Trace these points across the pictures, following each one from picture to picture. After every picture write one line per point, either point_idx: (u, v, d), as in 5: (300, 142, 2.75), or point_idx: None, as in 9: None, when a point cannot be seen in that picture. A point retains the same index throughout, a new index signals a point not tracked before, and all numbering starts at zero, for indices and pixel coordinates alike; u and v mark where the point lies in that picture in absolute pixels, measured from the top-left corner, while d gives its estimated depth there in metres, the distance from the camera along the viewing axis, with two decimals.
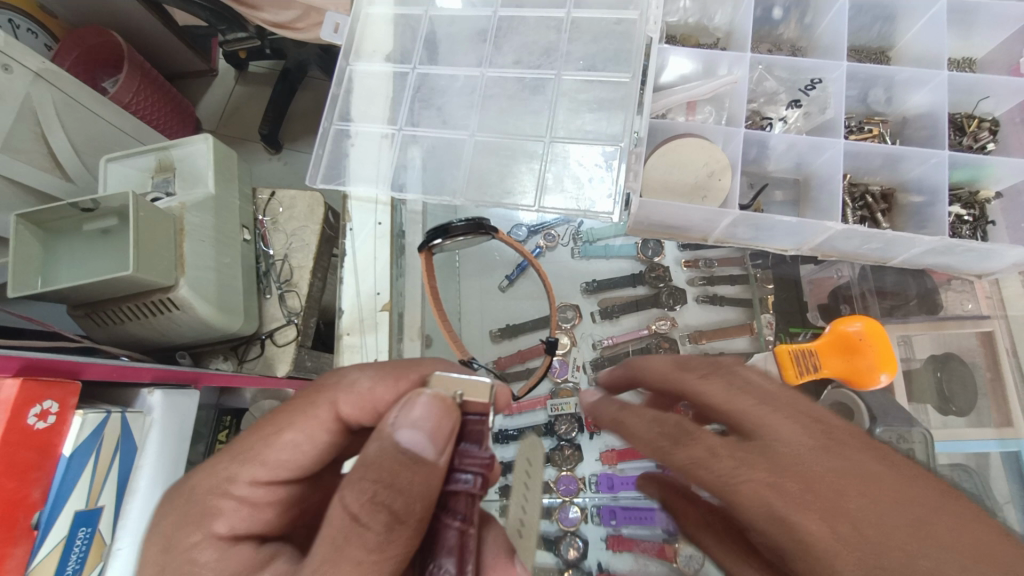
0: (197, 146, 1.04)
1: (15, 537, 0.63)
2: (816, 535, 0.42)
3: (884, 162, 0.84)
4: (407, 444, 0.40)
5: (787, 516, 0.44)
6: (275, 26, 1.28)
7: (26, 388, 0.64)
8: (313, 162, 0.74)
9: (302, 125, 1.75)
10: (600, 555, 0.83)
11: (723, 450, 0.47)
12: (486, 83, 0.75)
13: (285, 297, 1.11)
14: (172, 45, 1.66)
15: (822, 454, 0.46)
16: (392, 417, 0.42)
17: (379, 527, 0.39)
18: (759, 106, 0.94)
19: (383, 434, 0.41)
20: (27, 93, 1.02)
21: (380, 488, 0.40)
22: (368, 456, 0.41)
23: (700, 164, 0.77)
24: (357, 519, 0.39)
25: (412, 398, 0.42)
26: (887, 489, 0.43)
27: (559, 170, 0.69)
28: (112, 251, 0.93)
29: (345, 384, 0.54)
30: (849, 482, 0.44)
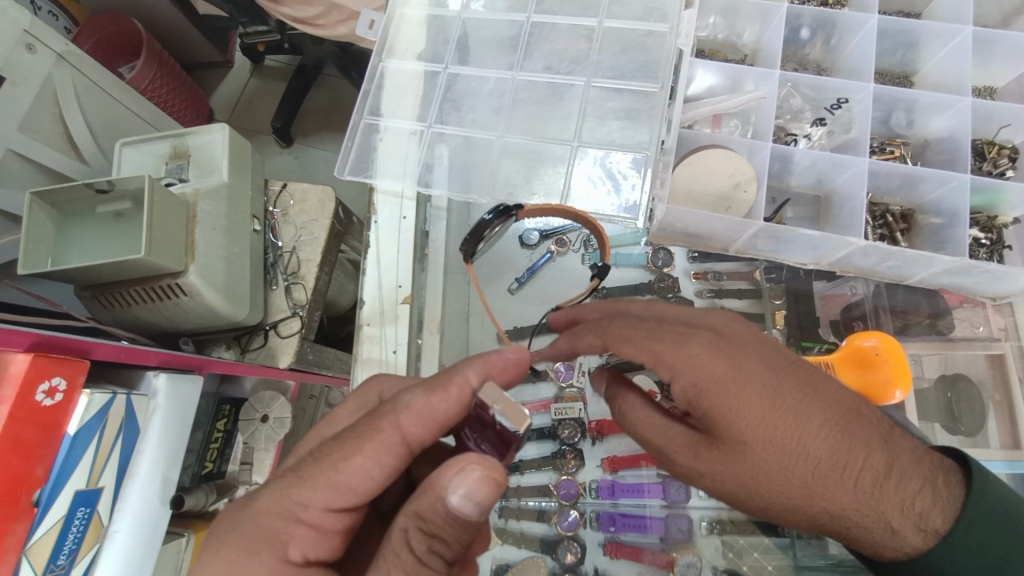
0: (213, 134, 1.05)
1: (17, 513, 0.63)
2: (762, 412, 0.48)
3: (904, 183, 0.86)
4: (463, 508, 0.43)
5: (732, 407, 0.48)
6: (295, 21, 1.29)
7: (37, 363, 0.64)
8: (342, 154, 0.74)
9: (318, 120, 1.76)
10: (598, 560, 0.83)
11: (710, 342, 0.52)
12: (515, 86, 0.76)
13: (290, 289, 1.11)
14: (192, 35, 1.67)
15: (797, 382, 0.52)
16: (445, 478, 0.43)
17: (435, 564, 0.46)
18: (784, 122, 0.95)
19: (432, 493, 0.43)
20: (49, 74, 1.03)
21: (434, 536, 0.45)
22: (422, 509, 0.44)
23: (725, 176, 0.78)
24: (421, 563, 0.45)
25: (464, 470, 0.42)
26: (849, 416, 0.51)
27: (582, 176, 0.70)
28: (124, 234, 0.93)
29: (397, 405, 0.50)
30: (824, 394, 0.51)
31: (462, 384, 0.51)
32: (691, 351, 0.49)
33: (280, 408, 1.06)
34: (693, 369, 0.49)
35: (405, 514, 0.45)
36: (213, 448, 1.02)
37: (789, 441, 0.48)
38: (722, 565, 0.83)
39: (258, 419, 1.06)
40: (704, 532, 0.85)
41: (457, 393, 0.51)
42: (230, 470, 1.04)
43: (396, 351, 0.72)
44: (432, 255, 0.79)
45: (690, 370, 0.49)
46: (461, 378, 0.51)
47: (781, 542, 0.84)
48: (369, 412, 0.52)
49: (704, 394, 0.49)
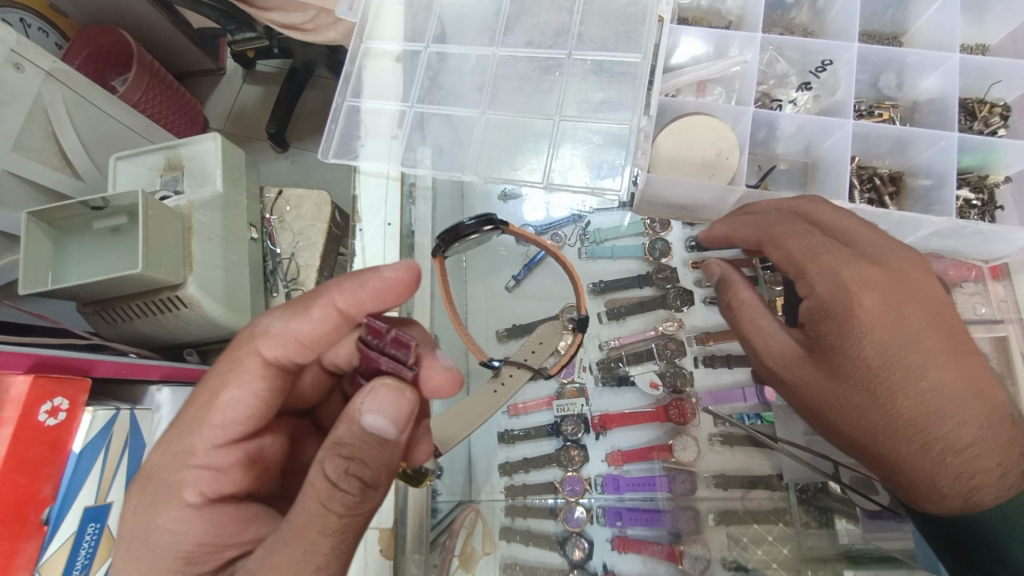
0: (205, 144, 1.04)
1: (26, 532, 0.63)
2: (882, 312, 0.57)
3: (893, 145, 0.84)
4: (378, 423, 0.46)
5: (863, 300, 0.57)
6: (284, 27, 1.27)
7: (38, 385, 0.64)
8: (326, 138, 0.75)
9: (311, 123, 1.75)
10: (606, 556, 0.83)
11: (862, 270, 0.58)
12: (496, 62, 0.75)
13: (291, 296, 1.12)
14: (181, 42, 1.66)
15: (896, 308, 0.57)
16: (359, 399, 0.47)
17: (355, 487, 0.45)
18: (770, 88, 0.94)
19: (349, 415, 0.47)
20: (39, 92, 1.03)
21: (351, 459, 0.46)
22: (339, 436, 0.47)
23: (709, 143, 0.77)
24: (333, 487, 0.45)
25: (367, 388, 0.48)
26: (925, 345, 0.56)
27: (567, 154, 0.70)
28: (121, 249, 0.93)
29: (259, 330, 0.59)
30: (906, 312, 0.57)
31: (325, 304, 0.58)
32: (841, 257, 0.59)
33: None
34: (822, 270, 0.59)
35: (324, 445, 0.47)
36: None
37: (892, 333, 0.56)
38: (730, 557, 0.82)
39: None
40: (711, 524, 0.84)
41: (324, 307, 0.58)
42: None
43: None
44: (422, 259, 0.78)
45: (846, 269, 0.58)
46: (322, 300, 0.58)
47: (786, 532, 0.83)
48: (238, 341, 0.60)
49: (878, 287, 0.57)
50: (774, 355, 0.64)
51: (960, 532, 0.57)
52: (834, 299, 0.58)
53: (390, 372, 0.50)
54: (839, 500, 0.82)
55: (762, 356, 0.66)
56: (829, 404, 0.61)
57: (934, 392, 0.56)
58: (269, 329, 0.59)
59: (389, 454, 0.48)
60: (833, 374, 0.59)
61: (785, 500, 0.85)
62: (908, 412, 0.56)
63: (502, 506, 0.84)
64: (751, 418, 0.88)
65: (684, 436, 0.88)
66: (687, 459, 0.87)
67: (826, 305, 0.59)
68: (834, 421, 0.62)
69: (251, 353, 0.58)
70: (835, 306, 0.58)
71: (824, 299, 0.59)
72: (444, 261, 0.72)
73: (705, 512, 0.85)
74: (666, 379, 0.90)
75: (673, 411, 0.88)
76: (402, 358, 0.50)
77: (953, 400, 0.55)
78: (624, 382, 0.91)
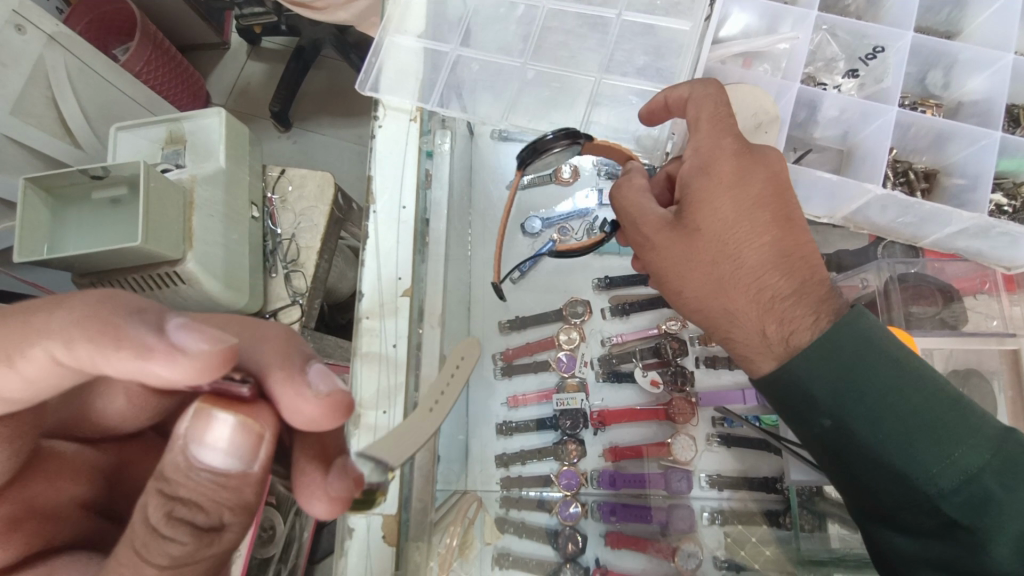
0: (210, 119, 1.02)
1: None
2: (762, 194, 0.63)
3: (932, 140, 0.85)
4: (211, 458, 0.39)
5: (741, 174, 0.63)
6: (294, 5, 1.25)
7: None
8: (366, 69, 0.79)
9: (315, 103, 1.72)
10: (599, 551, 0.84)
11: (743, 158, 0.64)
12: (545, 16, 0.82)
13: (290, 277, 1.09)
14: (187, 15, 1.63)
15: (751, 186, 0.63)
16: (178, 427, 0.39)
17: (186, 531, 0.39)
18: (816, 71, 0.94)
19: (172, 449, 0.39)
20: (40, 55, 1.00)
21: (177, 499, 0.39)
22: (164, 469, 0.39)
23: (749, 114, 0.76)
24: (157, 536, 0.39)
25: (190, 414, 0.40)
26: (754, 224, 0.62)
27: (609, 109, 0.79)
28: (120, 221, 0.91)
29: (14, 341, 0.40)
30: (728, 184, 0.63)
31: (108, 317, 0.40)
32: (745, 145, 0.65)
33: None
34: (700, 145, 0.65)
35: (149, 479, 0.40)
36: None
37: (745, 206, 0.62)
38: (722, 556, 0.83)
39: None
40: (705, 524, 0.85)
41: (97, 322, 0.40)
42: None
43: (397, 344, 0.70)
44: None
45: (706, 146, 0.65)
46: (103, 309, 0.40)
47: (781, 534, 0.84)
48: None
49: (735, 166, 0.63)
50: (648, 226, 0.67)
51: (812, 408, 0.56)
52: (729, 169, 0.63)
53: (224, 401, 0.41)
54: (835, 505, 0.82)
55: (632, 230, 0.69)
56: (704, 278, 0.63)
57: (778, 269, 0.61)
58: (49, 326, 0.40)
59: (229, 488, 0.40)
60: (716, 245, 0.62)
61: (781, 503, 0.86)
62: (767, 284, 0.60)
63: (497, 496, 0.84)
64: (752, 420, 0.88)
65: (682, 435, 0.88)
66: (684, 458, 0.87)
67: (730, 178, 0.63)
68: (681, 280, 0.65)
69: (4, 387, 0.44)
70: (703, 170, 0.64)
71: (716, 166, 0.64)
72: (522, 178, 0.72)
73: (699, 510, 0.86)
74: (666, 377, 0.90)
75: (674, 409, 0.88)
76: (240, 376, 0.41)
77: (797, 283, 0.60)
78: (622, 377, 0.92)
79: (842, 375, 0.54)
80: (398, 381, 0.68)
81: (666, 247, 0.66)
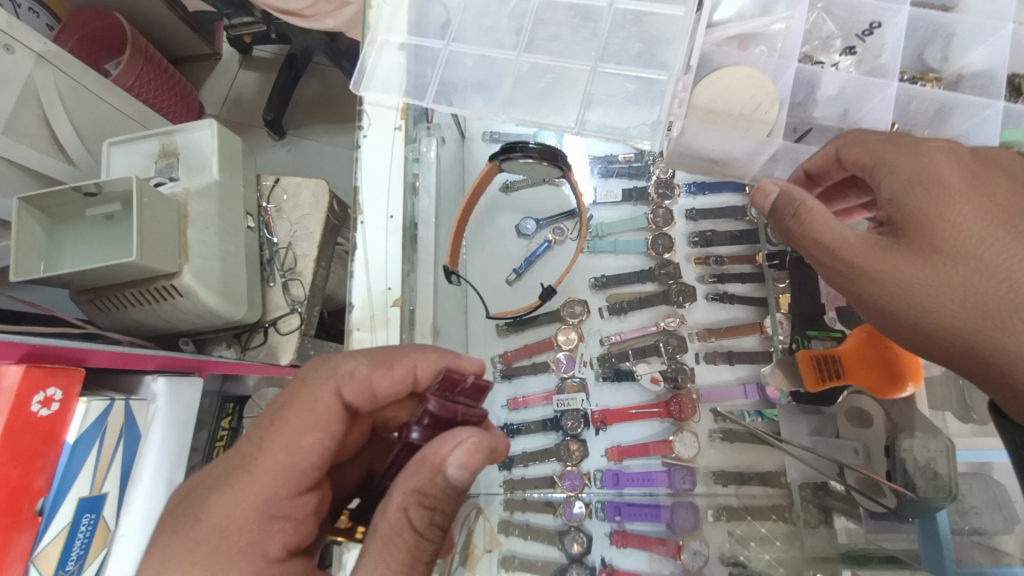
0: (201, 131, 1.02)
1: (19, 524, 0.61)
2: (974, 204, 0.53)
3: (933, 116, 0.73)
4: (456, 470, 0.45)
5: (964, 182, 0.53)
6: (281, 13, 1.24)
7: (30, 375, 0.62)
8: (356, 69, 0.77)
9: (308, 110, 1.72)
10: (605, 551, 0.84)
11: (959, 160, 0.55)
12: (535, 7, 0.76)
13: (288, 286, 1.10)
14: (177, 26, 1.63)
15: (988, 196, 0.53)
16: (444, 449, 0.45)
17: (436, 532, 0.46)
18: (812, 50, 0.78)
19: (432, 462, 0.45)
20: (30, 74, 1.00)
21: (433, 508, 0.46)
22: (421, 485, 0.45)
23: (749, 95, 0.69)
24: (420, 538, 0.46)
25: (455, 438, 0.45)
26: (1009, 236, 0.52)
27: (605, 100, 0.71)
28: (115, 237, 0.91)
29: (339, 370, 0.57)
30: (963, 195, 0.53)
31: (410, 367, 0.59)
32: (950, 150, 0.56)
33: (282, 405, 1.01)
34: (902, 158, 0.55)
35: (405, 491, 0.46)
36: (219, 447, 0.98)
37: (988, 220, 0.52)
38: (728, 553, 0.82)
39: None
40: (710, 520, 0.84)
41: (404, 369, 0.59)
42: None
43: None
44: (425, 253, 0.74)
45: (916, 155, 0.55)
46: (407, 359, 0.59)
47: (787, 530, 0.82)
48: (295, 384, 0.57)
49: (994, 179, 0.54)
50: (861, 254, 0.55)
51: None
52: (948, 177, 0.53)
53: (471, 422, 0.50)
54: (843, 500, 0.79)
55: (825, 265, 0.58)
56: (964, 316, 0.52)
57: None
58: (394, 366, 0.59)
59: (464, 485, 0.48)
60: (946, 273, 0.52)
61: (786, 497, 0.84)
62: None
63: (500, 500, 0.84)
64: (753, 415, 0.87)
65: (686, 432, 0.88)
66: (688, 454, 0.87)
67: (945, 189, 0.53)
68: (931, 317, 0.53)
69: (323, 404, 0.55)
70: (915, 184, 0.54)
71: (920, 178, 0.54)
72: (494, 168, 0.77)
73: (705, 507, 0.85)
74: (667, 376, 0.89)
75: (674, 407, 0.88)
76: (473, 402, 0.52)
77: None
78: (622, 376, 0.91)
79: None
80: None
81: (880, 277, 0.54)
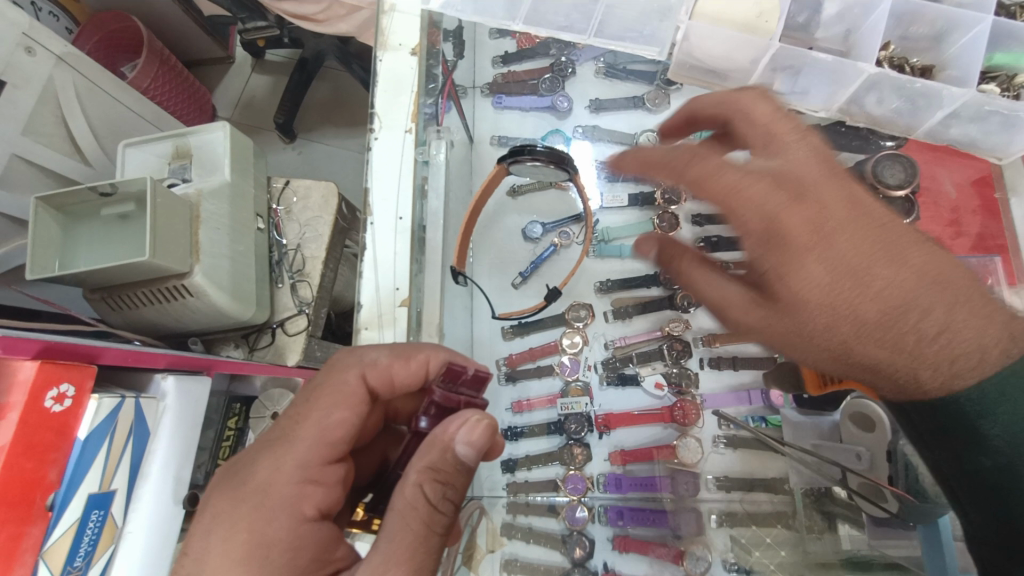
0: (214, 133, 1.04)
1: (32, 516, 0.62)
2: (809, 211, 0.47)
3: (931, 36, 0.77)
4: (468, 454, 0.47)
5: (776, 192, 0.48)
6: (294, 17, 1.26)
7: (46, 369, 0.63)
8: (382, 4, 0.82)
9: (319, 113, 1.75)
10: (606, 555, 0.84)
11: (755, 171, 0.50)
12: None
13: (297, 287, 1.11)
14: (192, 30, 1.66)
15: (793, 203, 0.48)
16: (451, 430, 0.48)
17: (448, 510, 0.47)
18: None
19: (442, 443, 0.47)
20: (49, 77, 1.02)
21: (446, 484, 0.47)
22: (431, 459, 0.47)
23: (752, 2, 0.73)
24: (433, 511, 0.46)
25: (465, 416, 0.48)
26: (847, 244, 0.46)
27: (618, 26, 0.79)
28: (128, 236, 0.93)
29: (362, 359, 0.59)
30: (797, 219, 0.47)
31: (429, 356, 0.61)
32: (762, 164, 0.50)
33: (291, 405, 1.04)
34: (698, 177, 0.52)
35: (418, 466, 0.47)
36: (225, 447, 0.98)
37: (816, 236, 0.47)
38: (732, 560, 0.82)
39: (268, 417, 1.04)
40: (713, 526, 0.84)
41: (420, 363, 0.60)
42: None
43: None
44: (433, 253, 0.75)
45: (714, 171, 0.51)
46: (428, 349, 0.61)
47: (790, 536, 0.83)
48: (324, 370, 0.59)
49: (807, 173, 0.49)
50: (732, 312, 0.54)
51: (937, 411, 0.47)
52: (753, 199, 0.49)
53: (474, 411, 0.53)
54: (844, 505, 0.80)
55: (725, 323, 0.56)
56: (842, 347, 0.48)
57: (901, 291, 0.45)
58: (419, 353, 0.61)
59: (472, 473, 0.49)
60: (786, 308, 0.49)
61: (790, 504, 0.84)
62: (924, 335, 0.45)
63: (504, 502, 0.85)
64: (757, 421, 0.88)
65: (689, 438, 0.88)
66: (692, 459, 0.87)
67: (758, 205, 0.48)
68: (835, 358, 0.49)
69: (352, 379, 0.57)
70: (728, 208, 0.50)
71: (746, 205, 0.49)
72: (501, 170, 0.77)
73: (708, 513, 0.85)
74: (671, 380, 0.91)
75: (678, 412, 0.88)
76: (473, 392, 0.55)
77: (924, 309, 0.44)
78: (627, 381, 0.91)
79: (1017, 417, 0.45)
80: None
81: (770, 327, 0.51)
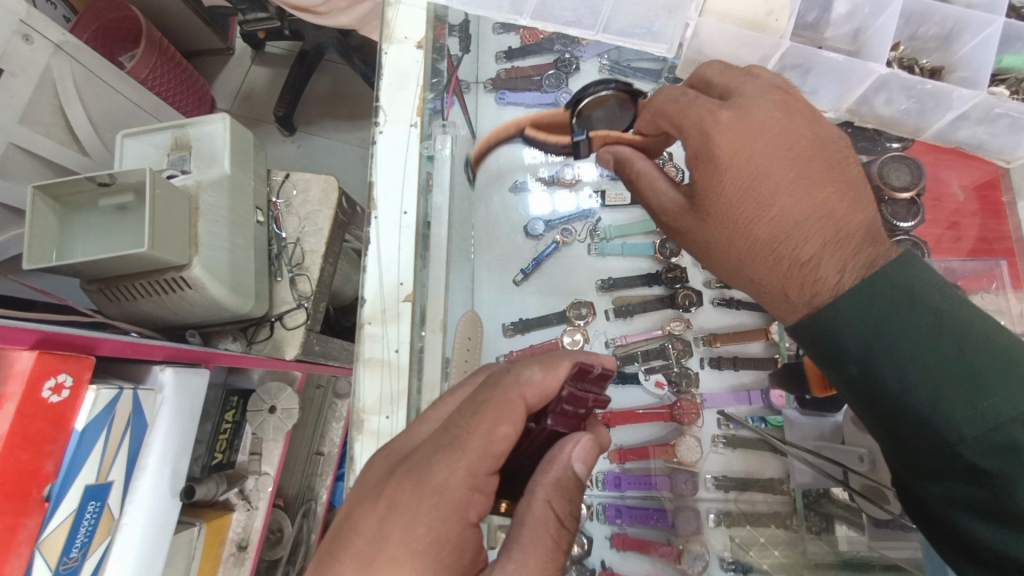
0: (214, 125, 1.03)
1: (28, 508, 0.62)
2: (738, 141, 0.57)
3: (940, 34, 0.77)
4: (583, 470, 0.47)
5: (737, 122, 0.57)
6: (294, 9, 1.24)
7: (42, 361, 0.62)
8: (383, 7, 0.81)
9: (318, 107, 1.73)
10: (605, 553, 0.83)
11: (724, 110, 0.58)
12: None
13: (296, 281, 1.11)
14: (191, 20, 1.64)
15: (723, 135, 0.57)
16: (567, 449, 0.47)
17: (573, 528, 0.46)
18: None
19: (562, 461, 0.46)
20: (47, 64, 1.01)
21: (573, 501, 0.46)
22: (555, 475, 0.46)
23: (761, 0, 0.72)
24: (561, 527, 0.45)
25: (580, 437, 0.47)
26: (738, 175, 0.56)
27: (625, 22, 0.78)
28: (126, 227, 0.92)
29: (519, 379, 0.48)
30: (700, 142, 0.58)
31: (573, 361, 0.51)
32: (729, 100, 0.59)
33: (287, 400, 1.05)
34: (680, 119, 0.61)
35: (542, 484, 0.45)
36: (224, 438, 1.00)
37: (743, 156, 0.56)
38: (729, 558, 0.82)
39: (265, 411, 1.05)
40: (711, 525, 0.84)
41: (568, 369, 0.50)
42: (238, 460, 1.02)
43: (399, 349, 0.71)
44: None
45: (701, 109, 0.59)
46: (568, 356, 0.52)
47: (787, 536, 0.84)
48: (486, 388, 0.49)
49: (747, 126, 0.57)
50: (666, 214, 0.65)
51: (838, 356, 0.49)
52: (705, 131, 0.58)
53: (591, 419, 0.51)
54: (843, 507, 0.81)
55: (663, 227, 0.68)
56: (739, 253, 0.58)
57: (764, 220, 0.55)
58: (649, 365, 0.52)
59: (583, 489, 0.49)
60: (709, 214, 0.59)
61: (787, 505, 0.85)
62: (767, 240, 0.55)
63: None
64: (757, 421, 0.89)
65: (687, 437, 0.88)
66: (690, 459, 0.87)
67: (706, 130, 0.58)
68: (739, 269, 0.59)
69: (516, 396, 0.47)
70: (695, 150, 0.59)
71: (709, 129, 0.58)
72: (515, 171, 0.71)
73: (705, 512, 0.85)
74: (671, 380, 0.91)
75: (678, 411, 0.89)
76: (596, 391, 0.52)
77: (797, 234, 0.54)
78: (627, 379, 0.91)
79: (915, 334, 0.45)
80: (401, 387, 0.71)
81: (698, 230, 0.62)
